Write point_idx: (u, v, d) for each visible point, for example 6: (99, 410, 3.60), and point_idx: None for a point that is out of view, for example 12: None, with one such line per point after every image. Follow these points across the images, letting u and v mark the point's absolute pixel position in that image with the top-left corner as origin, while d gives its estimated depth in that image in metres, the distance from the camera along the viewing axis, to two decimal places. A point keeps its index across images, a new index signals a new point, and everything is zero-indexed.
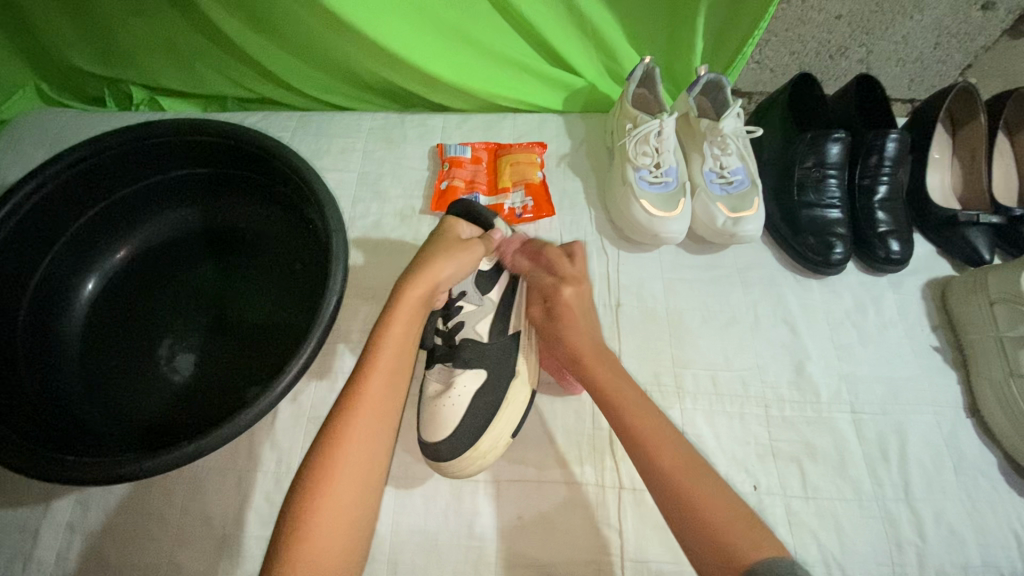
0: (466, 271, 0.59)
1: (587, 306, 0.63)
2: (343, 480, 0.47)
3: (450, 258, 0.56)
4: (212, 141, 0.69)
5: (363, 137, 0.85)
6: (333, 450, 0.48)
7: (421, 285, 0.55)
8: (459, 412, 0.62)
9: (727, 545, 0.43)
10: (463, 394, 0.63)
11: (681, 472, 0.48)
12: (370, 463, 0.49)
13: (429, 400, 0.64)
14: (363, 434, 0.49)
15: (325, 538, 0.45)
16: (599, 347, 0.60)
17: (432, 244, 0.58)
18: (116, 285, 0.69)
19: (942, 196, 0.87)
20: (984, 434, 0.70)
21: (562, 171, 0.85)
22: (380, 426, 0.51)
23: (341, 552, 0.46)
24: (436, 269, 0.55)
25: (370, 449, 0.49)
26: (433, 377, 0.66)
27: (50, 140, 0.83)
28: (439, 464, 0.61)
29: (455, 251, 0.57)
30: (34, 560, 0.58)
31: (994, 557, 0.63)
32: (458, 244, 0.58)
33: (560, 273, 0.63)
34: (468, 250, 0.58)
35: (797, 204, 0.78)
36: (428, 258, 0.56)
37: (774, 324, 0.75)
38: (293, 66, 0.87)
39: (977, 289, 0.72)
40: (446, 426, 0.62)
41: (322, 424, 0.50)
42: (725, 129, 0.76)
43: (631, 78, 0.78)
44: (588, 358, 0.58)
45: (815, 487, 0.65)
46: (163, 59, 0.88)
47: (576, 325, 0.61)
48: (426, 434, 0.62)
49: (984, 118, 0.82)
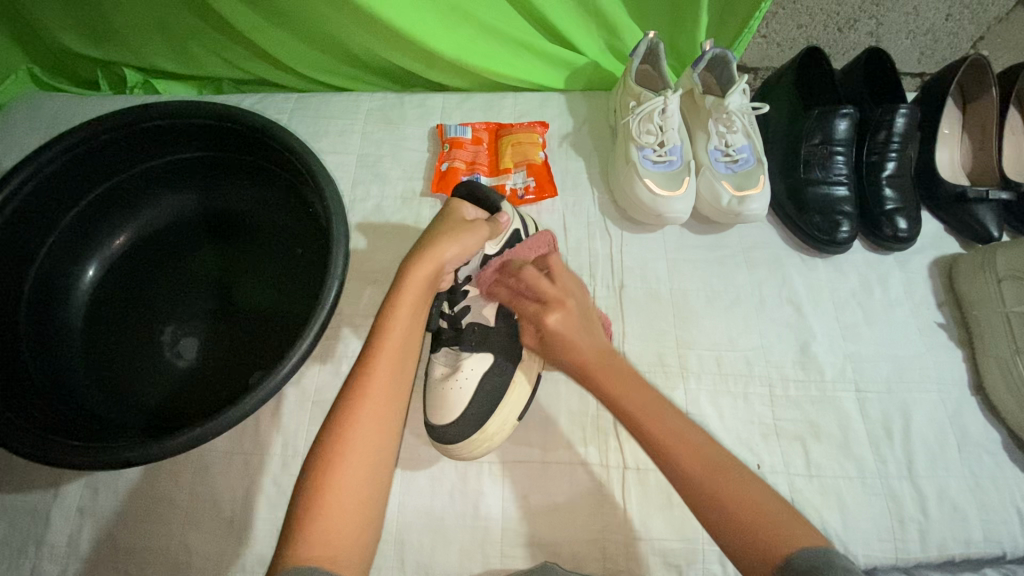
0: (474, 252, 0.58)
1: (577, 324, 0.59)
2: (357, 461, 0.47)
3: (457, 238, 0.56)
4: (208, 123, 0.67)
5: (362, 118, 0.84)
6: (345, 432, 0.48)
7: (427, 266, 0.54)
8: (467, 395, 0.63)
9: (753, 535, 0.44)
10: (471, 376, 0.63)
11: (698, 460, 0.49)
12: (381, 444, 0.49)
13: (437, 382, 0.65)
14: (373, 415, 0.49)
15: (340, 518, 0.45)
16: (604, 357, 0.57)
17: (439, 225, 0.58)
18: (117, 271, 0.68)
19: (950, 171, 0.84)
20: (988, 412, 0.70)
21: (565, 151, 0.83)
22: (390, 408, 0.51)
23: (356, 533, 0.45)
24: (442, 250, 0.55)
25: (381, 430, 0.49)
26: (440, 360, 0.66)
27: (44, 124, 0.82)
28: (446, 447, 0.62)
29: (463, 231, 0.57)
30: (46, 543, 0.59)
31: (996, 532, 0.63)
32: (466, 224, 0.58)
33: (544, 298, 0.60)
34: (476, 231, 0.58)
35: (803, 182, 0.77)
36: (434, 238, 0.56)
37: (779, 304, 0.74)
38: (289, 45, 0.85)
39: (984, 266, 0.72)
40: (455, 408, 0.62)
41: (331, 408, 0.50)
42: (731, 106, 0.75)
43: (635, 54, 0.77)
44: (590, 368, 0.57)
45: (819, 465, 0.65)
46: (156, 40, 0.87)
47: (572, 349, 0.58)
48: (434, 416, 0.63)
49: (996, 92, 0.80)
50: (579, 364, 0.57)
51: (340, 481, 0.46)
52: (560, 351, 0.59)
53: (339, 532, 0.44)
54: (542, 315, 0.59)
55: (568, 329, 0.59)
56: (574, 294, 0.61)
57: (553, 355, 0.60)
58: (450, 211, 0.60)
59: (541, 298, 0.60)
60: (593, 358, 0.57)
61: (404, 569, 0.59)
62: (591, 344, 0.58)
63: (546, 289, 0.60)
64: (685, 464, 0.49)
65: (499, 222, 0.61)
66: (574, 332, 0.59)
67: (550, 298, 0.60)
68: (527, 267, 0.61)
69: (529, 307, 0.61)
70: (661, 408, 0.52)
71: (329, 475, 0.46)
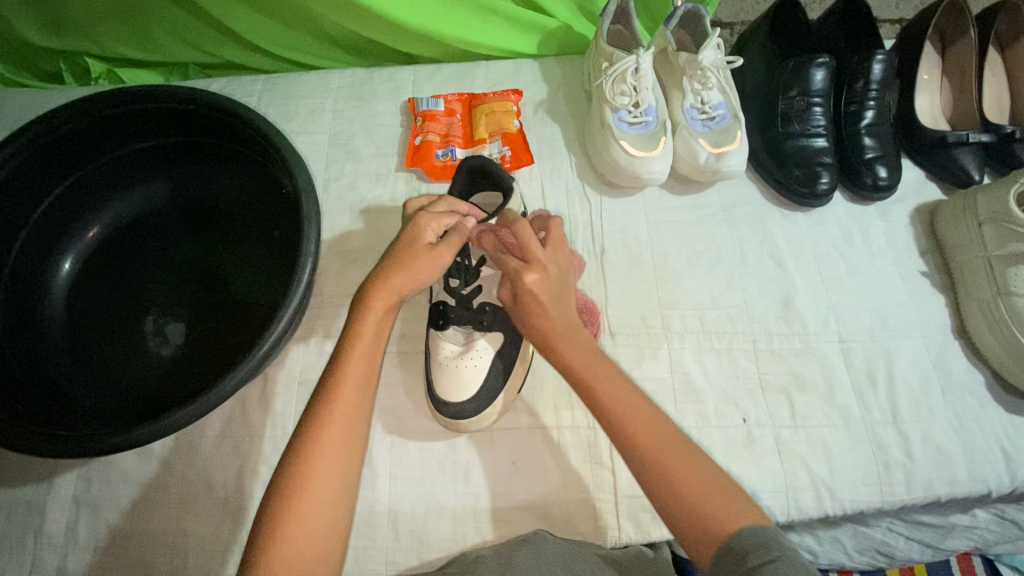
0: (432, 282, 0.57)
1: (554, 290, 0.54)
2: (317, 489, 0.47)
3: (412, 273, 0.54)
4: (173, 107, 0.66)
5: (332, 96, 0.82)
6: (303, 463, 0.47)
7: (381, 296, 0.54)
8: (482, 373, 0.62)
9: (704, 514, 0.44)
10: (484, 356, 0.63)
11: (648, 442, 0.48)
12: (345, 471, 0.49)
13: (447, 361, 0.63)
14: (334, 444, 0.48)
15: (303, 542, 0.45)
16: (569, 330, 0.54)
17: (399, 246, 0.56)
18: (94, 261, 0.68)
19: (930, 117, 0.83)
20: (971, 354, 0.70)
21: (540, 119, 0.82)
22: (351, 436, 0.50)
23: (321, 556, 0.46)
24: (394, 283, 0.54)
25: (343, 458, 0.49)
26: (449, 337, 0.64)
27: (10, 120, 0.81)
28: (457, 423, 0.62)
29: (416, 264, 0.54)
30: (44, 534, 0.59)
31: (981, 471, 0.64)
32: (423, 253, 0.55)
33: (528, 256, 0.53)
34: (431, 262, 0.55)
35: (782, 135, 0.76)
36: (389, 266, 0.55)
37: (761, 261, 0.74)
38: (253, 27, 0.83)
39: (965, 210, 0.71)
40: (471, 385, 0.62)
41: (292, 437, 0.50)
42: (705, 61, 0.73)
43: (605, 14, 0.75)
44: (553, 336, 0.54)
45: (804, 416, 0.66)
46: (116, 27, 0.84)
47: (542, 312, 0.53)
48: (446, 395, 0.62)
49: (974, 33, 0.79)
50: (546, 332, 0.54)
51: (300, 507, 0.46)
52: (533, 314, 0.54)
53: (300, 557, 0.44)
54: (521, 273, 0.53)
55: (539, 298, 0.53)
56: (559, 261, 0.55)
57: (522, 317, 0.55)
58: (412, 230, 0.56)
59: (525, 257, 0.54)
60: (557, 329, 0.54)
61: (398, 539, 0.60)
62: (562, 316, 0.54)
63: (534, 248, 0.53)
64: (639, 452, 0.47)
65: (466, 227, 0.57)
66: (547, 298, 0.54)
67: (535, 260, 0.53)
68: (523, 222, 0.54)
69: (509, 263, 0.55)
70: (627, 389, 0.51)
71: (289, 502, 0.46)
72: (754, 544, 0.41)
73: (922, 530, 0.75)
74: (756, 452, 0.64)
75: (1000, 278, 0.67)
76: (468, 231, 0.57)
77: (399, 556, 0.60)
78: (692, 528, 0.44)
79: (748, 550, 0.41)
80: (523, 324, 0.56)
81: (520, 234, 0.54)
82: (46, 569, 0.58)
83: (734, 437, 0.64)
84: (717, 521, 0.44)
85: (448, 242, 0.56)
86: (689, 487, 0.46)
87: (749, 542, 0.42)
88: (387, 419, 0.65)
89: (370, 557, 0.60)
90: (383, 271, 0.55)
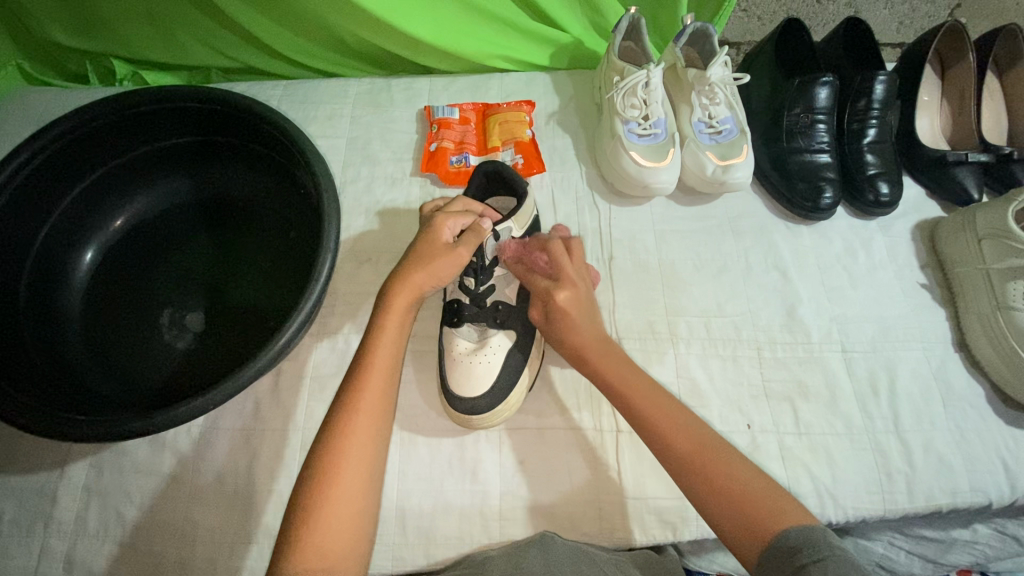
0: (453, 278, 0.59)
1: (584, 304, 0.59)
2: (345, 479, 0.48)
3: (435, 271, 0.57)
4: (198, 107, 0.68)
5: (350, 102, 0.85)
6: (332, 452, 0.48)
7: (403, 296, 0.56)
8: (496, 368, 0.63)
9: (755, 516, 0.46)
10: (498, 351, 0.64)
11: (695, 451, 0.50)
12: (371, 463, 0.50)
13: (461, 356, 0.64)
14: (360, 435, 0.50)
15: (335, 530, 0.46)
16: (600, 341, 0.58)
17: (420, 244, 0.58)
18: (115, 254, 0.69)
19: (931, 137, 0.86)
20: (972, 367, 0.71)
21: (551, 129, 0.85)
22: (376, 428, 0.51)
23: (351, 546, 0.46)
24: (417, 280, 0.56)
25: (369, 452, 0.50)
26: (463, 334, 0.65)
27: (35, 117, 0.83)
28: (468, 418, 0.62)
29: (438, 260, 0.57)
30: (54, 522, 0.60)
31: (983, 483, 0.65)
32: (445, 250, 0.57)
33: (559, 275, 0.60)
34: (452, 259, 0.57)
35: (787, 151, 0.78)
36: (411, 265, 0.57)
37: (765, 271, 0.76)
38: (276, 34, 0.86)
39: (965, 227, 0.73)
40: (486, 380, 0.63)
41: (320, 427, 0.51)
42: (713, 78, 0.76)
43: (617, 30, 0.78)
44: (588, 351, 0.58)
45: (808, 423, 0.67)
46: (143, 30, 0.87)
47: (574, 324, 0.58)
48: (460, 391, 0.63)
49: (972, 57, 0.82)
50: (580, 347, 0.58)
51: (331, 495, 0.47)
52: (563, 328, 0.58)
53: (331, 543, 0.45)
54: (554, 291, 0.58)
55: (577, 306, 0.59)
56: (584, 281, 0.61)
57: (555, 333, 0.59)
58: (431, 228, 0.58)
59: (557, 276, 0.60)
60: (593, 342, 0.58)
61: (405, 535, 0.61)
62: (591, 326, 0.59)
63: (565, 269, 0.60)
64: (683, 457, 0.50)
65: (483, 228, 0.60)
66: (581, 309, 0.59)
67: (565, 278, 0.59)
68: (556, 241, 0.61)
69: (540, 283, 0.60)
70: (657, 404, 0.53)
71: (319, 492, 0.47)
72: (801, 541, 0.43)
73: (923, 545, 0.76)
74: (760, 460, 0.64)
75: (1000, 292, 0.68)
76: (484, 229, 0.59)
77: (405, 553, 0.60)
78: (737, 527, 0.46)
79: (796, 547, 0.42)
80: (556, 339, 0.60)
81: (555, 259, 0.60)
82: (55, 556, 0.59)
83: (740, 443, 0.65)
84: (757, 525, 0.45)
85: (467, 240, 0.58)
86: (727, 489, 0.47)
87: (791, 541, 0.43)
88: (397, 416, 0.66)
89: (377, 552, 0.60)
90: (403, 271, 0.57)
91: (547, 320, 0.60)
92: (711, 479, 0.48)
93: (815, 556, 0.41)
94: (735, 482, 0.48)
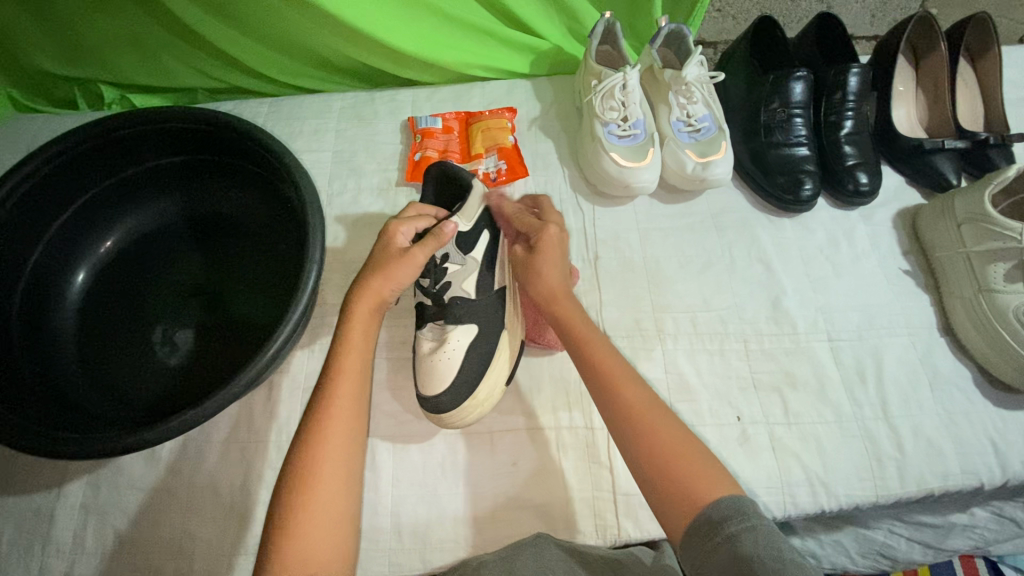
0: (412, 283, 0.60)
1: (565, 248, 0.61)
2: (325, 483, 0.49)
3: (394, 276, 0.58)
4: (182, 126, 0.70)
5: (335, 117, 0.86)
6: (310, 458, 0.49)
7: (365, 302, 0.57)
8: (455, 364, 0.62)
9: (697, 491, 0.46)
10: (459, 346, 0.63)
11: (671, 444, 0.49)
12: (350, 466, 0.51)
13: (424, 356, 0.64)
14: (337, 439, 0.51)
15: (315, 534, 0.46)
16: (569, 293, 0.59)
17: (377, 253, 0.59)
18: (106, 274, 0.71)
19: (908, 128, 0.88)
20: (958, 351, 0.72)
21: (533, 135, 0.86)
22: (353, 431, 0.52)
23: (334, 550, 0.47)
24: (376, 285, 0.57)
25: (347, 456, 0.51)
26: (425, 334, 0.65)
27: (27, 144, 0.84)
28: (438, 417, 0.62)
29: (394, 265, 0.58)
30: (52, 541, 0.60)
31: (973, 465, 0.65)
32: (400, 254, 0.58)
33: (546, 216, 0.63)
34: (407, 262, 0.58)
35: (765, 146, 0.79)
36: (369, 272, 0.58)
37: (749, 265, 0.76)
38: (260, 53, 0.87)
39: (945, 213, 0.74)
40: (446, 377, 0.62)
41: (296, 433, 0.52)
42: (689, 77, 0.77)
43: (593, 35, 0.79)
44: (561, 293, 0.59)
45: (797, 413, 0.67)
46: (131, 55, 0.89)
47: (554, 254, 0.60)
48: (424, 388, 0.62)
49: (944, 46, 0.83)
50: (554, 290, 0.59)
51: (311, 500, 0.48)
52: (544, 261, 0.60)
53: (312, 547, 0.46)
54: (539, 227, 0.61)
55: (551, 249, 0.60)
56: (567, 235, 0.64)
57: (529, 267, 0.61)
58: (386, 236, 0.59)
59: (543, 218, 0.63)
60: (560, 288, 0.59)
61: (401, 540, 0.61)
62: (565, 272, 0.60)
63: (552, 212, 0.63)
64: (648, 440, 0.49)
65: (437, 229, 0.59)
66: (553, 256, 0.60)
67: (551, 220, 0.62)
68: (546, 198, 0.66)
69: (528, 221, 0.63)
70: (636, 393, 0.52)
71: (298, 497, 0.48)
72: (730, 512, 0.43)
73: (923, 532, 0.76)
74: (750, 450, 0.65)
75: (980, 275, 0.69)
76: (440, 230, 0.59)
77: (401, 558, 0.60)
78: (675, 502, 0.46)
79: (721, 519, 0.43)
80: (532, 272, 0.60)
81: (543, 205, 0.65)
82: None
83: (729, 436, 0.66)
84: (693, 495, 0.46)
85: (424, 243, 0.58)
86: (681, 470, 0.47)
87: (719, 514, 0.43)
88: (388, 424, 0.66)
89: (374, 558, 0.60)
90: (365, 278, 0.58)
91: (528, 252, 0.61)
92: (670, 466, 0.48)
93: (742, 526, 0.42)
94: (691, 465, 0.47)
